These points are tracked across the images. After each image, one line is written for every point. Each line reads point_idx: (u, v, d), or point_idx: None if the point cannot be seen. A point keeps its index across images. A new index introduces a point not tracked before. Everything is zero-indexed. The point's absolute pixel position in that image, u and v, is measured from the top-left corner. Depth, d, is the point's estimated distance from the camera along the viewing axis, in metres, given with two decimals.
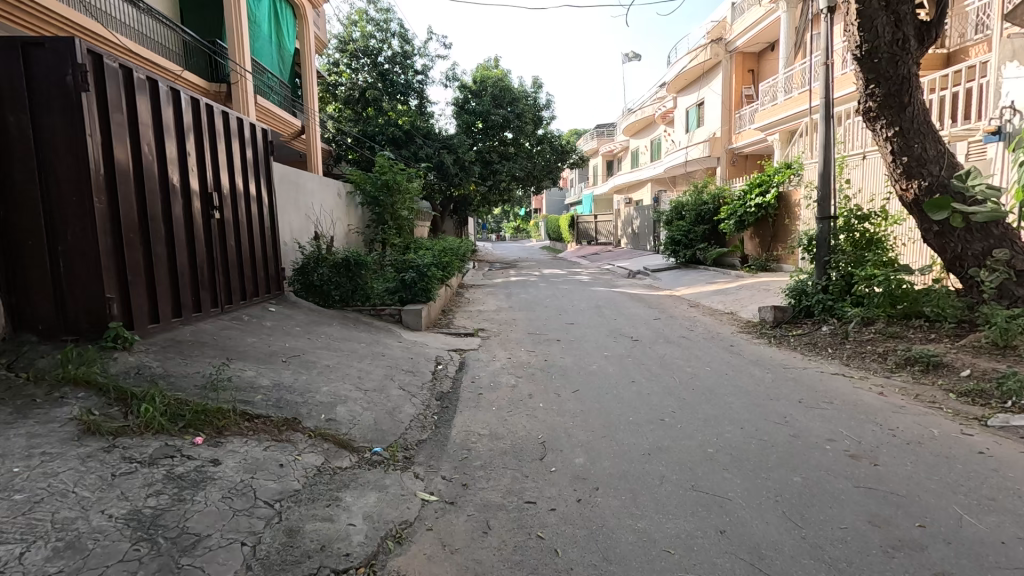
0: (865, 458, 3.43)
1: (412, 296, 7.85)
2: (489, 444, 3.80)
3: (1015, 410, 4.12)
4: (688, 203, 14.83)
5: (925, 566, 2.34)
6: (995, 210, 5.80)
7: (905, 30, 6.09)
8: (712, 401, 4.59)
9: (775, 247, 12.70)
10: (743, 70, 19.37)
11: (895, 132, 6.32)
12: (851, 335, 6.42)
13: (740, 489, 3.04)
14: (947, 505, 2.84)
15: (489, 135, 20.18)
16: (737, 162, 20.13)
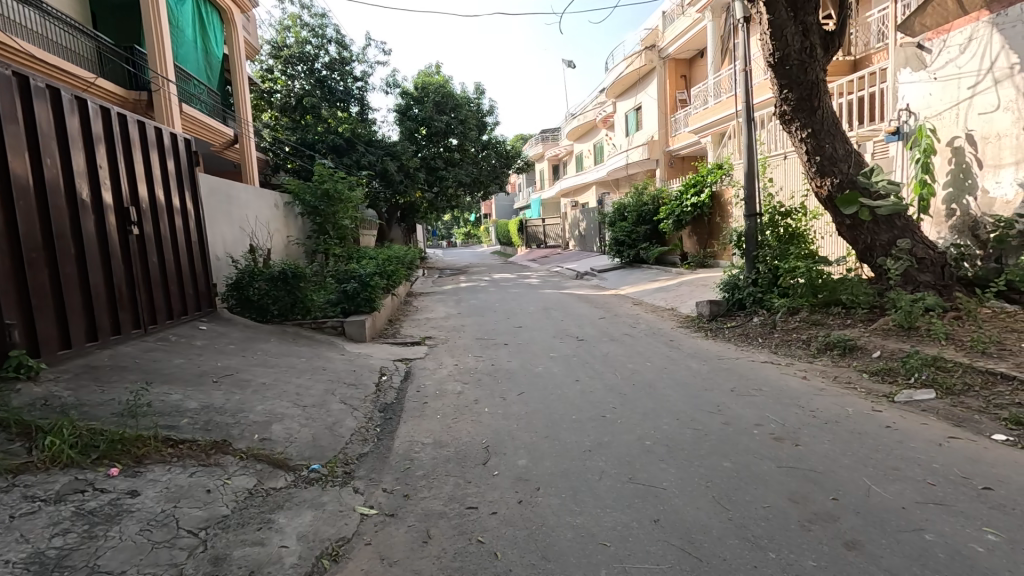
0: (788, 439, 3.65)
1: (355, 307, 7.67)
2: (432, 452, 3.77)
3: (918, 385, 4.51)
4: (629, 205, 15.29)
5: (837, 536, 2.52)
6: (896, 204, 6.37)
7: (812, 39, 6.57)
8: (651, 395, 4.75)
9: (712, 244, 13.29)
10: (676, 76, 20.20)
11: (808, 133, 6.77)
12: (778, 324, 6.83)
13: (674, 478, 3.17)
14: (858, 478, 3.06)
15: (433, 142, 20.08)
16: (675, 164, 20.96)
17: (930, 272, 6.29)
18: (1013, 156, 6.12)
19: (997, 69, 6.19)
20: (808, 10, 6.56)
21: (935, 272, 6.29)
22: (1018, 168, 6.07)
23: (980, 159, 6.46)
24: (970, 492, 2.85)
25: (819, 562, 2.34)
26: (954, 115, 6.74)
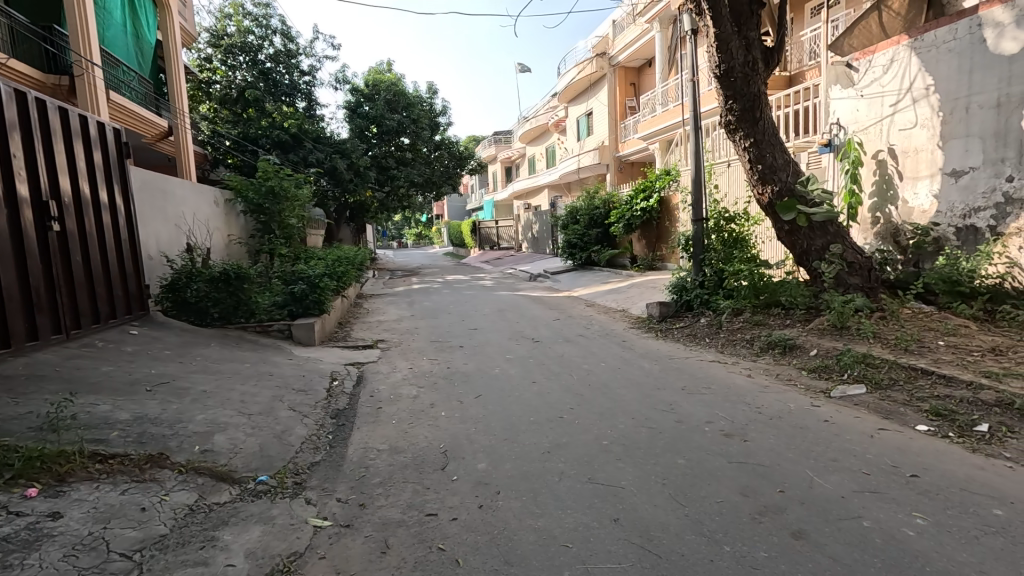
0: (737, 435, 3.81)
1: (303, 309, 7.35)
2: (389, 458, 3.66)
3: (850, 381, 4.83)
4: (581, 208, 15.57)
5: (785, 527, 2.64)
6: (829, 211, 6.79)
7: (754, 53, 6.91)
8: (607, 395, 4.83)
9: (660, 248, 13.74)
10: (625, 84, 20.80)
11: (750, 143, 7.12)
12: (724, 325, 7.14)
13: (632, 477, 3.22)
14: (801, 470, 3.23)
15: (385, 140, 19.68)
16: (624, 169, 21.56)
17: (859, 275, 6.74)
18: (928, 169, 6.69)
19: (915, 89, 6.73)
20: (750, 26, 6.92)
21: (864, 275, 6.74)
22: (933, 180, 6.65)
23: (900, 171, 7.02)
24: (900, 479, 3.07)
25: (771, 552, 2.44)
26: (878, 130, 7.28)
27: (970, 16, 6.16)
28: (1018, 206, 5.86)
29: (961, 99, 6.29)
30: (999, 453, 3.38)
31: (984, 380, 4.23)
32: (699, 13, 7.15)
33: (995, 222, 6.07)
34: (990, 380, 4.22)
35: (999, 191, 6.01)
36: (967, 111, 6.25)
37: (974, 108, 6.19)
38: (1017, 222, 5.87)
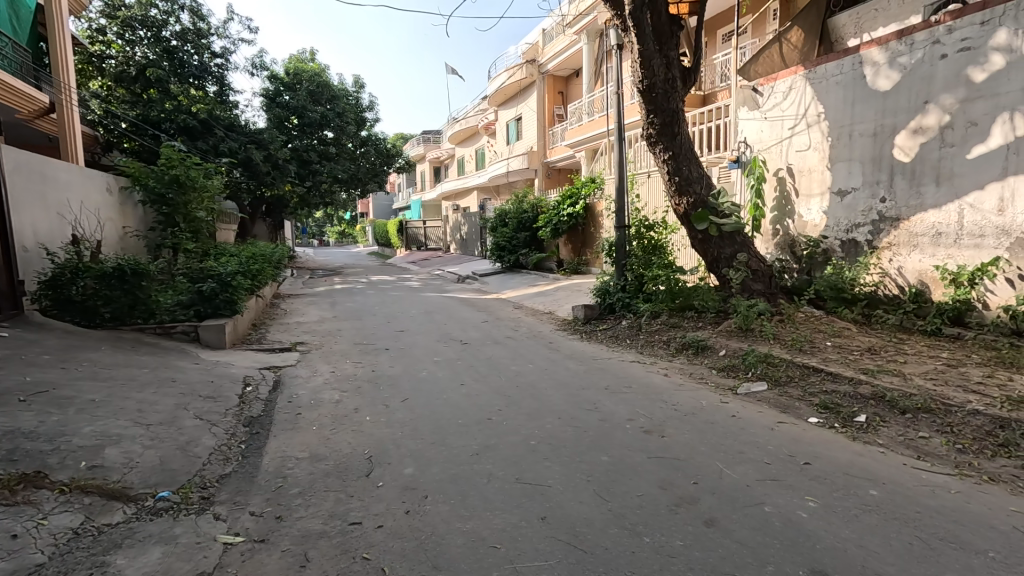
0: (656, 431, 4.02)
1: (211, 309, 6.78)
2: (309, 467, 3.48)
3: (754, 379, 5.27)
4: (510, 212, 15.74)
5: (699, 516, 2.82)
6: (737, 222, 7.35)
7: (673, 72, 7.35)
8: (535, 396, 4.91)
9: (585, 252, 14.19)
10: (554, 92, 21.34)
11: (669, 156, 7.57)
12: (644, 327, 7.52)
13: (559, 475, 3.30)
14: (712, 462, 3.47)
15: (307, 133, 18.73)
16: (552, 175, 22.06)
17: (761, 282, 7.35)
18: (819, 188, 7.46)
19: (810, 115, 7.49)
20: (670, 46, 7.35)
21: (765, 282, 7.36)
22: (823, 198, 7.41)
23: (797, 189, 7.77)
24: (795, 467, 3.39)
25: (686, 541, 2.60)
26: (778, 150, 8.00)
27: (853, 54, 6.95)
28: (889, 224, 6.69)
29: (845, 127, 7.08)
30: (874, 440, 3.84)
31: (862, 375, 4.78)
32: (624, 29, 7.48)
33: (870, 236, 6.89)
34: (867, 375, 4.78)
35: (875, 210, 6.82)
36: (850, 137, 7.04)
37: (855, 135, 6.99)
38: (888, 237, 6.70)
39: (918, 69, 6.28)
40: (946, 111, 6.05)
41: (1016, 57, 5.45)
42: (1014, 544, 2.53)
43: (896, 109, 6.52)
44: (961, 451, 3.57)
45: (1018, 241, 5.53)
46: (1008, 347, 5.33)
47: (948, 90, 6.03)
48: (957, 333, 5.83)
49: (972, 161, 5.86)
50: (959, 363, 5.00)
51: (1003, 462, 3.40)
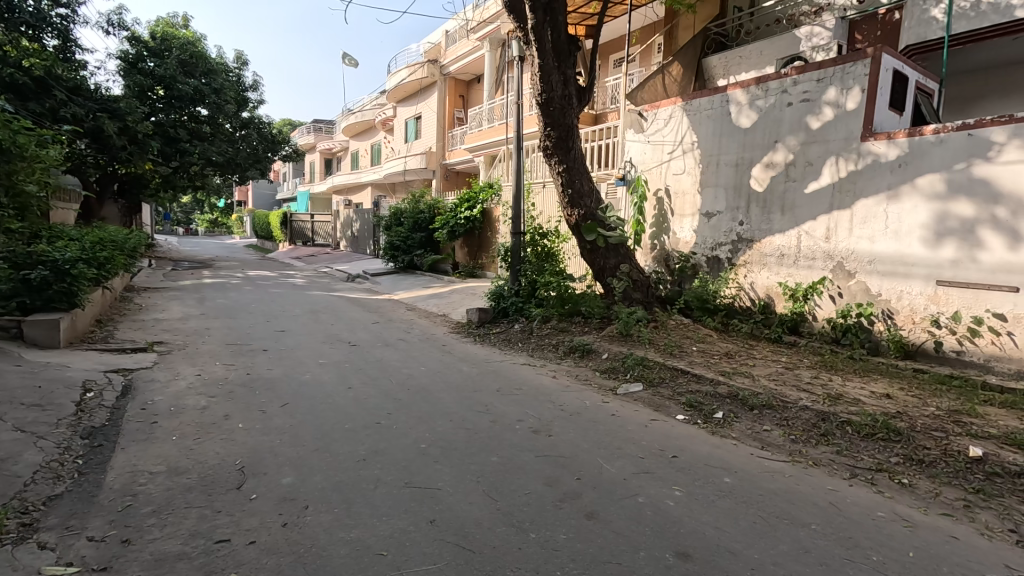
0: (543, 431, 4.17)
1: (41, 302, 5.78)
2: (167, 481, 3.09)
3: (632, 380, 5.70)
4: (406, 211, 15.40)
5: (582, 510, 2.98)
6: (621, 235, 7.91)
7: (570, 89, 7.71)
8: (426, 399, 4.83)
9: (480, 256, 14.30)
10: (455, 95, 21.33)
11: (563, 168, 7.94)
12: (534, 331, 7.78)
13: (448, 478, 3.28)
14: (594, 458, 3.69)
15: (175, 107, 16.65)
16: (450, 177, 21.97)
17: (640, 291, 7.97)
18: (691, 209, 8.30)
19: (685, 143, 8.33)
20: (568, 64, 7.70)
21: (644, 291, 7.99)
22: (693, 219, 8.26)
23: (672, 209, 8.58)
24: (665, 460, 3.73)
25: (569, 534, 2.73)
26: (658, 171, 8.77)
27: (721, 93, 7.85)
28: (745, 245, 7.65)
29: (713, 156, 7.98)
30: (729, 433, 4.36)
31: (721, 377, 5.42)
32: (526, 41, 7.69)
33: (730, 254, 7.83)
34: (724, 377, 5.41)
35: (735, 231, 7.75)
36: (717, 166, 7.94)
37: (721, 164, 7.89)
38: (744, 256, 7.65)
39: (771, 112, 7.28)
40: (790, 151, 7.09)
41: (842, 112, 6.56)
42: (829, 516, 3.04)
43: (753, 145, 7.50)
44: (793, 440, 4.18)
45: (839, 264, 6.65)
46: (830, 352, 6.37)
47: (792, 134, 7.07)
48: (793, 340, 6.83)
49: (808, 195, 6.92)
50: (794, 366, 5.87)
51: (824, 448, 4.04)
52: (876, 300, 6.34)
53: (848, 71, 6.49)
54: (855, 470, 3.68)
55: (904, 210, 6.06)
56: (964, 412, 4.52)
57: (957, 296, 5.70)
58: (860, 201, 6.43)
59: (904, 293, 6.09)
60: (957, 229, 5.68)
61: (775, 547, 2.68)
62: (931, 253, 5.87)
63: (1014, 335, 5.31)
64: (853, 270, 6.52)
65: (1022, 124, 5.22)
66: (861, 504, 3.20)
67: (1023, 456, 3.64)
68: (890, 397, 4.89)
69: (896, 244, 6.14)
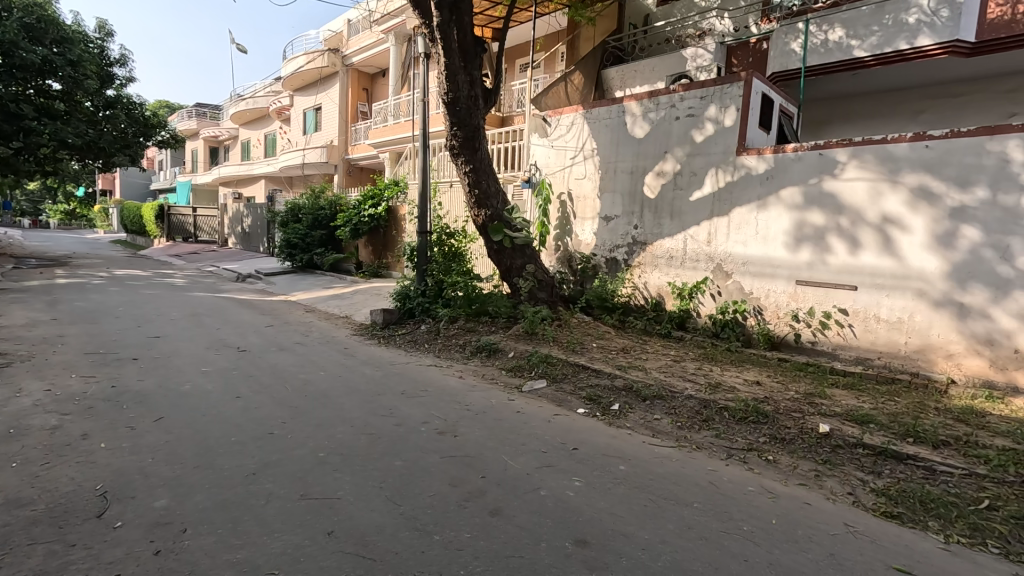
0: (449, 432, 4.14)
1: None
2: (5, 516, 2.64)
3: (535, 376, 5.87)
4: (304, 207, 14.50)
5: (486, 507, 3.01)
6: (527, 236, 8.10)
7: (476, 90, 7.73)
8: (325, 405, 4.59)
9: (386, 255, 13.86)
10: (358, 88, 20.51)
11: (470, 168, 7.97)
12: (441, 332, 7.71)
13: (348, 486, 3.15)
14: (499, 456, 3.75)
15: (18, 77, 14.24)
16: (353, 173, 21.05)
17: (545, 291, 8.19)
18: (591, 213, 8.72)
19: (586, 149, 8.74)
20: (474, 65, 7.72)
21: (548, 291, 8.22)
22: (594, 222, 8.69)
23: (574, 211, 8.95)
24: (566, 453, 3.88)
25: (473, 532, 2.75)
26: (561, 175, 9.12)
27: (618, 104, 8.33)
28: (639, 247, 8.19)
29: (611, 164, 8.45)
30: (624, 424, 4.65)
31: (617, 371, 5.76)
32: (432, 39, 7.58)
33: (626, 256, 8.33)
34: (620, 371, 5.77)
35: (631, 234, 8.27)
36: (615, 173, 8.41)
37: (618, 171, 8.38)
38: (638, 258, 8.19)
39: (661, 124, 7.86)
40: (678, 161, 7.71)
41: (721, 128, 7.24)
42: (710, 494, 3.35)
43: (647, 154, 8.05)
44: (680, 427, 4.55)
45: (718, 266, 7.36)
46: (711, 345, 7.03)
47: (679, 145, 7.68)
48: (680, 335, 7.45)
49: (692, 202, 7.57)
50: (681, 359, 6.41)
51: (705, 433, 4.44)
52: (748, 298, 7.11)
53: (726, 91, 7.16)
54: (730, 451, 4.11)
55: (771, 218, 6.85)
56: (816, 394, 5.22)
57: (812, 294, 6.56)
58: (735, 209, 7.16)
59: (771, 291, 6.89)
60: (811, 236, 6.53)
61: (662, 527, 2.90)
62: (792, 256, 6.70)
63: (854, 327, 6.23)
64: (730, 271, 7.25)
65: (860, 147, 6.13)
66: (735, 481, 3.58)
67: (858, 430, 4.27)
68: (759, 383, 5.52)
69: (764, 249, 6.93)
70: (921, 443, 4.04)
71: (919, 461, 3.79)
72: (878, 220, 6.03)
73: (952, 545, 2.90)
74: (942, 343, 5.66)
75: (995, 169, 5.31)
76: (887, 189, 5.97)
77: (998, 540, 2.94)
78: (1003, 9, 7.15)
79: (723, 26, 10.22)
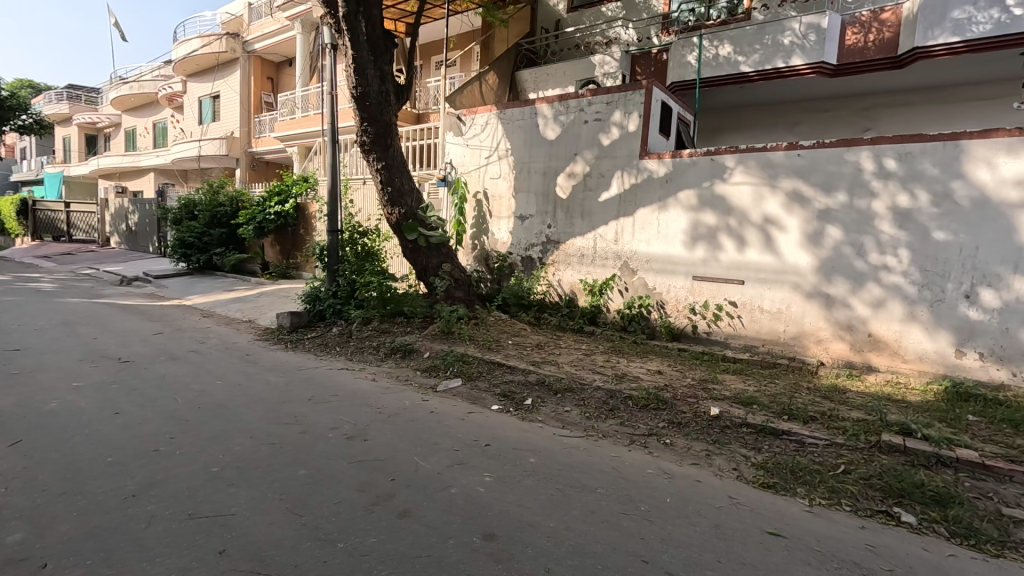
0: (358, 437, 4.03)
1: None
2: None
3: (451, 376, 5.86)
4: (201, 203, 13.37)
5: (394, 510, 2.97)
6: (442, 235, 8.04)
7: (387, 85, 7.54)
8: (222, 416, 4.27)
9: (294, 255, 13.13)
10: (261, 76, 19.23)
11: (382, 165, 7.77)
12: (354, 334, 7.45)
13: (245, 500, 2.96)
14: (410, 457, 3.70)
15: None
16: (257, 167, 19.71)
17: (462, 289, 8.18)
18: (506, 212, 8.85)
19: (500, 149, 8.85)
20: (385, 60, 7.52)
21: (465, 290, 8.21)
22: (509, 221, 8.83)
23: (490, 211, 9.04)
24: (479, 450, 3.92)
25: (380, 536, 2.70)
26: (477, 174, 9.16)
27: (530, 105, 8.51)
28: (553, 246, 8.43)
29: (525, 164, 8.62)
30: (536, 418, 4.78)
31: (531, 366, 5.90)
32: (338, 30, 7.28)
33: (541, 254, 8.55)
34: (533, 366, 5.91)
35: (545, 233, 8.50)
36: (529, 173, 8.60)
37: (532, 171, 8.57)
38: (552, 256, 8.44)
39: (571, 127, 8.15)
40: (587, 163, 8.03)
41: (625, 133, 7.64)
42: (613, 480, 3.54)
43: (558, 156, 8.30)
44: (588, 417, 4.76)
45: (625, 263, 7.77)
46: (619, 338, 7.42)
47: (588, 148, 8.00)
48: (592, 330, 7.77)
49: (601, 203, 7.93)
50: (592, 352, 6.70)
51: (611, 421, 4.69)
52: (652, 294, 7.58)
53: (630, 98, 7.56)
54: (633, 437, 4.37)
55: (670, 218, 7.35)
56: (710, 380, 5.70)
57: (706, 288, 7.12)
58: (639, 210, 7.60)
59: (672, 286, 7.40)
60: (706, 235, 7.09)
61: (567, 514, 3.03)
62: (689, 254, 7.23)
63: (742, 318, 6.86)
64: (635, 268, 7.68)
65: (744, 154, 6.74)
66: (637, 465, 3.82)
67: (744, 411, 4.71)
68: (661, 372, 5.92)
69: (665, 247, 7.41)
70: (794, 419, 4.54)
71: (792, 435, 4.26)
72: (760, 220, 6.68)
73: (814, 507, 3.31)
74: (813, 329, 6.39)
75: (852, 176, 6.07)
76: (767, 193, 6.62)
77: (851, 499, 3.39)
78: (858, 36, 8.33)
79: (628, 36, 10.78)
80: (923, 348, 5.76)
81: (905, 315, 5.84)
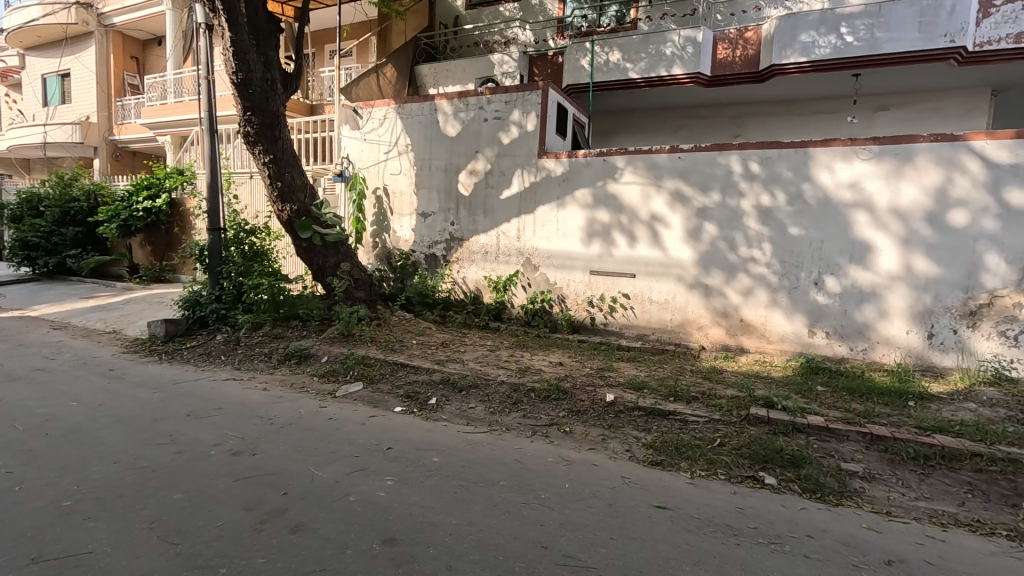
0: (246, 451, 3.74)
1: None
2: None
3: (351, 380, 5.62)
4: (49, 198, 11.56)
5: (286, 526, 2.79)
6: (339, 233, 7.66)
7: (273, 73, 7.00)
8: (77, 441, 3.74)
9: (169, 256, 11.72)
10: (123, 55, 17.04)
11: (270, 158, 7.23)
12: (242, 341, 6.88)
13: (106, 534, 2.63)
14: (304, 468, 3.51)
15: None
16: (121, 158, 17.28)
17: (363, 290, 7.87)
18: (408, 209, 8.67)
19: (399, 145, 8.63)
20: (269, 45, 6.99)
21: (366, 290, 7.92)
22: (411, 219, 8.65)
23: (391, 208, 8.80)
24: (380, 454, 3.81)
25: (268, 555, 2.53)
26: (375, 170, 8.86)
27: (429, 101, 8.39)
28: (456, 243, 8.40)
29: (426, 160, 8.49)
30: (440, 417, 4.75)
31: (436, 365, 5.84)
32: (212, 9, 6.64)
33: (445, 252, 8.49)
34: (438, 365, 5.86)
35: (448, 231, 8.45)
36: (430, 170, 8.48)
37: (433, 168, 8.46)
38: (456, 254, 8.41)
39: (471, 125, 8.16)
40: (488, 161, 8.10)
41: (524, 132, 7.80)
42: (515, 471, 3.62)
43: (459, 153, 8.28)
44: (492, 412, 4.82)
45: (527, 260, 7.96)
46: (523, 333, 7.60)
47: (488, 146, 8.07)
48: (496, 325, 7.88)
49: (502, 200, 8.04)
50: (496, 347, 6.80)
51: (514, 414, 4.79)
52: (554, 288, 7.85)
53: (528, 98, 7.73)
54: (535, 428, 4.50)
55: (568, 215, 7.65)
56: (606, 368, 6.04)
57: (602, 282, 7.52)
58: (539, 207, 7.82)
59: (571, 281, 7.72)
60: (601, 231, 7.47)
61: (470, 509, 3.05)
62: (586, 250, 7.59)
63: (634, 309, 7.34)
64: (537, 264, 7.90)
65: (633, 156, 7.19)
66: (538, 455, 3.94)
67: (636, 395, 5.04)
68: (561, 363, 6.17)
69: (564, 243, 7.71)
70: (679, 400, 4.95)
71: (676, 415, 4.63)
72: (648, 218, 7.18)
73: (694, 479, 3.64)
74: (695, 317, 7.00)
75: (723, 178, 6.72)
76: (653, 192, 7.13)
77: (725, 469, 3.77)
78: (728, 52, 9.20)
79: (525, 37, 11.01)
80: (784, 330, 6.55)
81: (769, 301, 6.60)
